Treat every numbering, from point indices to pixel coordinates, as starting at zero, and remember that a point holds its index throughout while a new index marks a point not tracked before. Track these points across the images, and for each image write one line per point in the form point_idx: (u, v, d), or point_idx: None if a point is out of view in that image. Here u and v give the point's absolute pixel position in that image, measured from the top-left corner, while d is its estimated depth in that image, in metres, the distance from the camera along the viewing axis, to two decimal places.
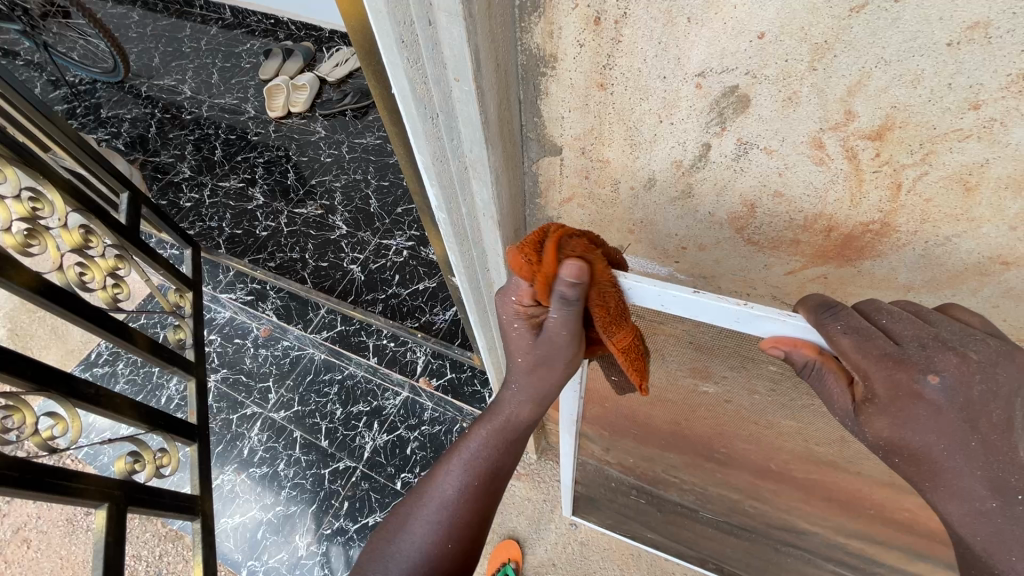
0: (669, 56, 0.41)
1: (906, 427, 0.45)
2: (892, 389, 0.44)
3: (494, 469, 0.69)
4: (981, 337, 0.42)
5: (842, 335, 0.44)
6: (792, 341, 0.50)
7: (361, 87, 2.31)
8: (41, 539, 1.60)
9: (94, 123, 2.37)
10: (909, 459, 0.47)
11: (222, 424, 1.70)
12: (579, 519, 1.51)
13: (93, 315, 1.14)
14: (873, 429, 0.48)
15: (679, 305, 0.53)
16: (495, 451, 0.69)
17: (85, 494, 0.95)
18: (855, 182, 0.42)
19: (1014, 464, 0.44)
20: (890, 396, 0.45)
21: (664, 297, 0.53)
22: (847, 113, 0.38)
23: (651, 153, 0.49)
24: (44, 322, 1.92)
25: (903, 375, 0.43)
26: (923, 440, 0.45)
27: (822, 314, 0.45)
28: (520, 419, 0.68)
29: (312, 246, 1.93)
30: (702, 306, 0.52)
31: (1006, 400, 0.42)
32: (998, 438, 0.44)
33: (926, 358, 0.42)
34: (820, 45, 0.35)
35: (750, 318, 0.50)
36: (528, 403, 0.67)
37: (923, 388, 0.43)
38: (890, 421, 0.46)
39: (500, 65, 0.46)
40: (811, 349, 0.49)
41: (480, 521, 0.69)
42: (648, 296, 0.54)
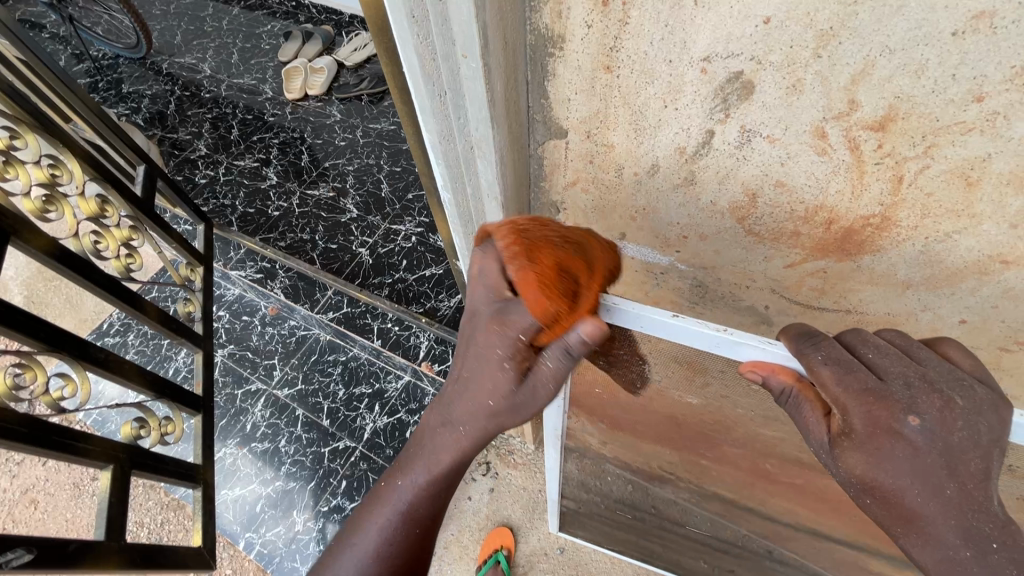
0: (675, 40, 0.41)
1: (880, 468, 0.46)
2: (870, 427, 0.45)
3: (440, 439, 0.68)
4: (967, 382, 0.44)
5: (824, 365, 0.46)
6: (770, 367, 0.49)
7: (379, 72, 2.32)
8: (48, 501, 1.64)
9: (115, 98, 2.41)
10: (882, 498, 0.48)
11: (227, 398, 1.73)
12: (566, 537, 1.50)
13: (105, 283, 1.15)
14: (847, 466, 0.48)
15: (659, 327, 0.53)
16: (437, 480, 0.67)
17: (91, 455, 0.97)
18: (856, 174, 0.42)
19: (988, 514, 0.44)
20: (868, 433, 0.46)
21: (648, 320, 0.53)
22: (851, 102, 0.38)
23: (655, 139, 0.49)
24: (59, 291, 1.96)
25: (883, 414, 0.45)
26: (897, 481, 0.46)
27: (803, 344, 0.47)
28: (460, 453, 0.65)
29: (322, 228, 1.95)
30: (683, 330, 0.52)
31: (984, 450, 0.44)
32: (975, 487, 0.44)
33: (909, 398, 0.44)
34: (826, 31, 0.35)
35: (729, 345, 0.50)
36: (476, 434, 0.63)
37: (902, 428, 0.44)
38: (865, 459, 0.47)
39: (509, 45, 0.46)
40: (788, 375, 0.49)
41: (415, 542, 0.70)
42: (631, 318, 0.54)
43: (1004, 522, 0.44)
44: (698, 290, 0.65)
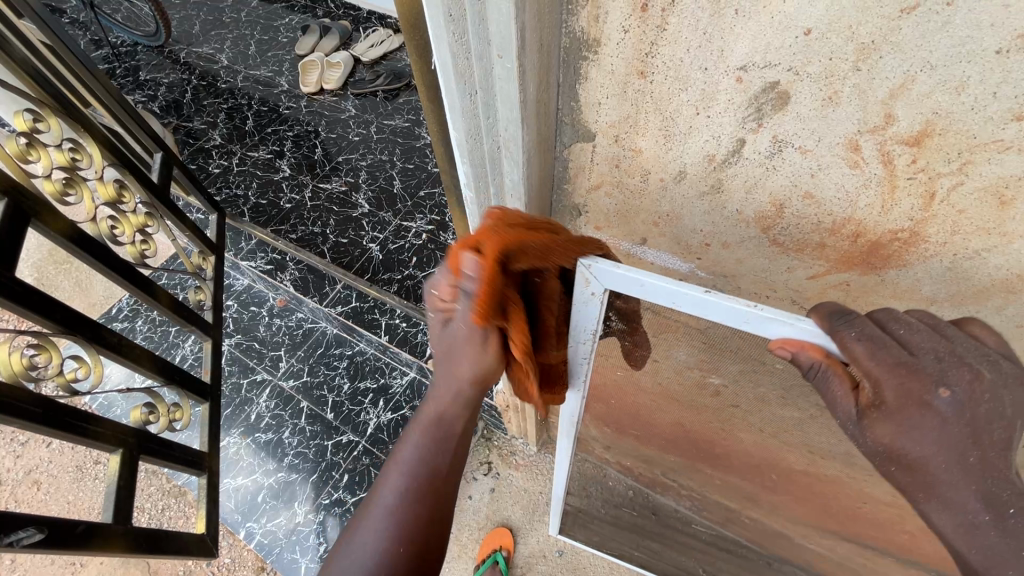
0: (712, 48, 0.41)
1: (909, 437, 0.45)
2: (901, 397, 0.44)
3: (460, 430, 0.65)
4: (995, 357, 0.44)
5: (857, 340, 0.44)
6: (799, 343, 0.50)
7: (395, 69, 2.33)
8: (50, 483, 1.65)
9: (132, 84, 2.43)
10: (907, 468, 0.46)
11: (232, 387, 1.74)
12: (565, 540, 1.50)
13: (120, 268, 1.16)
14: (874, 435, 0.46)
15: (689, 302, 0.54)
16: (430, 449, 0.64)
17: (101, 438, 0.98)
18: (887, 189, 0.42)
19: (1007, 481, 0.44)
20: (898, 403, 0.44)
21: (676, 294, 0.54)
22: (887, 116, 0.38)
23: (684, 146, 0.49)
24: (70, 274, 1.97)
25: (915, 386, 0.43)
26: (924, 450, 0.44)
27: (836, 321, 0.46)
28: (447, 416, 0.64)
29: (333, 222, 1.96)
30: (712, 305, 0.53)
31: (1008, 422, 0.43)
32: (996, 456, 0.44)
33: (941, 370, 0.43)
34: (866, 45, 0.35)
35: (759, 320, 0.51)
36: (456, 398, 0.63)
37: (934, 400, 0.43)
38: (893, 428, 0.45)
39: (544, 46, 0.47)
40: (817, 351, 0.49)
41: (427, 530, 0.62)
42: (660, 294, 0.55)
43: (1023, 491, 0.44)
44: (717, 298, 0.65)
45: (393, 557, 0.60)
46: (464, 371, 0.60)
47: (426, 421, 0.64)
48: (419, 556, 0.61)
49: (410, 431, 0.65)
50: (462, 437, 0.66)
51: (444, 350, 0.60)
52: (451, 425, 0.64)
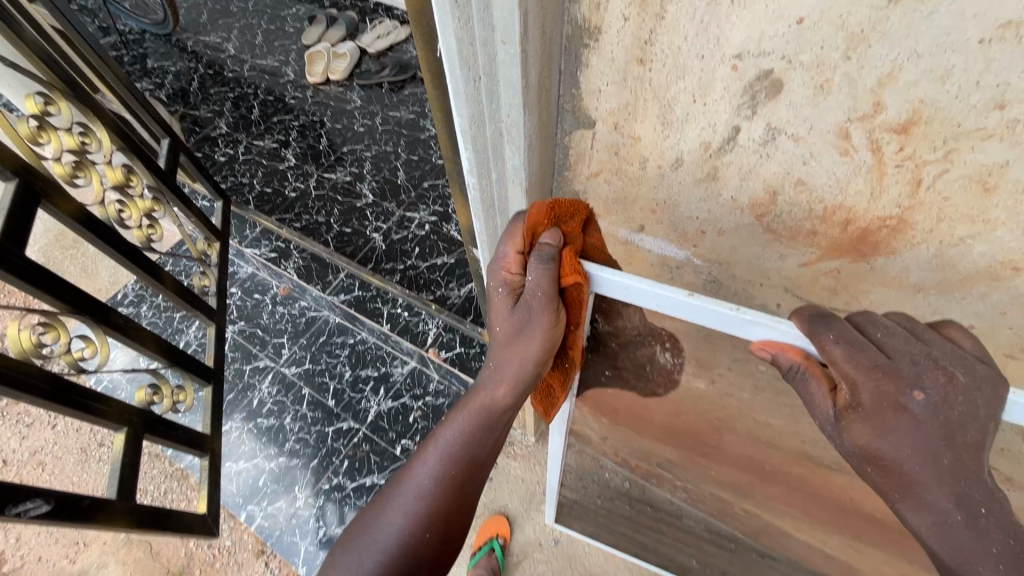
0: (709, 36, 0.42)
1: (884, 438, 0.47)
2: (878, 400, 0.46)
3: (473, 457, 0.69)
4: (970, 359, 0.44)
5: (836, 345, 0.46)
6: (780, 346, 0.51)
7: (400, 61, 2.35)
8: (55, 464, 1.68)
9: (140, 72, 2.44)
10: (882, 468, 0.48)
11: (235, 372, 1.76)
12: (561, 529, 1.52)
13: (127, 251, 1.18)
14: (851, 436, 0.48)
15: (674, 306, 0.55)
16: (472, 437, 0.69)
17: (107, 416, 1.00)
18: (876, 176, 0.44)
19: (978, 482, 0.46)
20: (874, 406, 0.46)
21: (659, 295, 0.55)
22: (876, 104, 0.39)
23: (681, 133, 0.51)
24: (76, 259, 1.99)
25: (891, 389, 0.45)
26: (898, 451, 0.46)
27: (815, 325, 0.47)
28: (496, 402, 0.68)
29: (338, 211, 1.97)
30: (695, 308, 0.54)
31: (982, 423, 0.44)
32: (969, 458, 0.45)
33: (915, 373, 0.44)
34: (856, 34, 0.37)
35: (742, 322, 0.52)
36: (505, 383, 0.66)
37: (909, 402, 0.45)
38: (869, 430, 0.47)
39: (547, 33, 0.48)
40: (796, 354, 0.51)
41: (452, 516, 0.68)
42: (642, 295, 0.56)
43: (992, 491, 0.45)
44: (712, 286, 0.66)
45: (416, 539, 0.66)
46: (526, 354, 0.63)
47: (475, 405, 0.70)
48: (439, 540, 0.67)
49: (457, 415, 0.71)
50: (505, 426, 0.71)
51: (512, 328, 0.62)
52: (496, 413, 0.69)
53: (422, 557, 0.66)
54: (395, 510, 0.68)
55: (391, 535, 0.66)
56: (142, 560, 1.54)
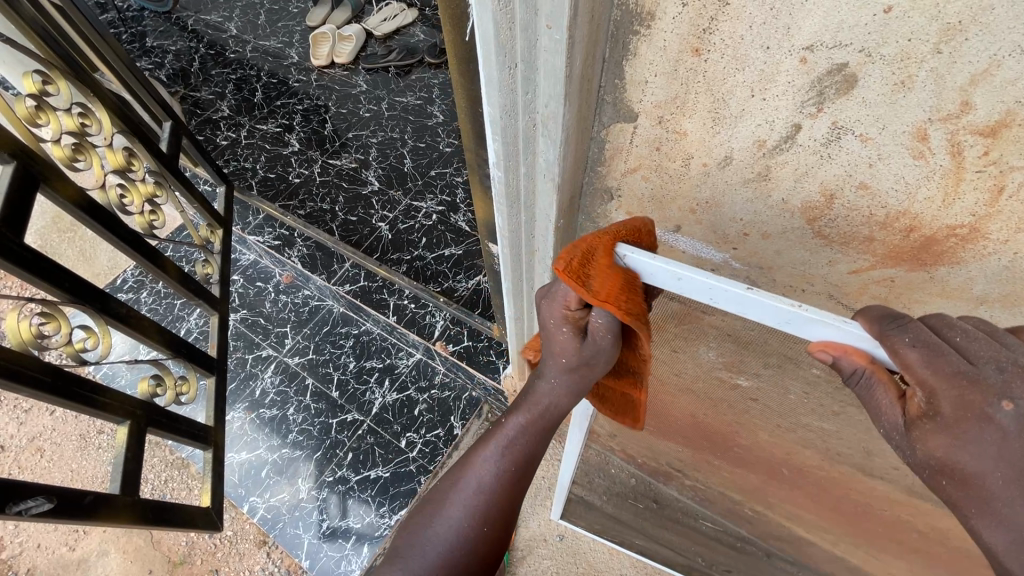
0: (778, 25, 0.39)
1: (964, 452, 0.43)
2: (959, 410, 0.42)
3: (531, 458, 0.64)
4: None
5: (910, 347, 0.42)
6: (842, 347, 0.47)
7: (408, 45, 2.29)
8: (53, 451, 1.65)
9: (139, 51, 2.37)
10: (957, 483, 0.44)
11: (237, 362, 1.73)
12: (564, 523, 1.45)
13: (130, 239, 1.15)
14: (925, 447, 0.45)
15: (729, 300, 0.50)
16: (529, 443, 0.64)
17: (108, 410, 0.97)
18: (952, 181, 0.41)
19: None
20: (954, 415, 0.42)
21: (714, 290, 0.50)
22: (964, 104, 0.36)
23: (733, 130, 0.47)
24: (74, 243, 1.95)
25: (975, 398, 0.41)
26: (980, 466, 0.42)
27: (886, 325, 0.44)
28: (557, 409, 0.63)
29: (343, 199, 1.93)
30: (753, 304, 0.49)
31: None
32: None
33: (1003, 382, 0.41)
34: (953, 25, 0.33)
35: (803, 321, 0.48)
36: (568, 396, 0.62)
37: (994, 413, 0.41)
38: (946, 441, 0.43)
39: (595, 18, 0.45)
40: (861, 357, 0.47)
41: (505, 521, 0.65)
42: (699, 289, 0.51)
43: None
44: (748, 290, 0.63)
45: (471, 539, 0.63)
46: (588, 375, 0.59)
47: (533, 410, 0.64)
48: (491, 541, 0.64)
49: (513, 418, 0.64)
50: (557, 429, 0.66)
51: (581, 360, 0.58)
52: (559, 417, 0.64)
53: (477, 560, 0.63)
54: (452, 509, 0.64)
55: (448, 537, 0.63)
56: (142, 548, 1.52)
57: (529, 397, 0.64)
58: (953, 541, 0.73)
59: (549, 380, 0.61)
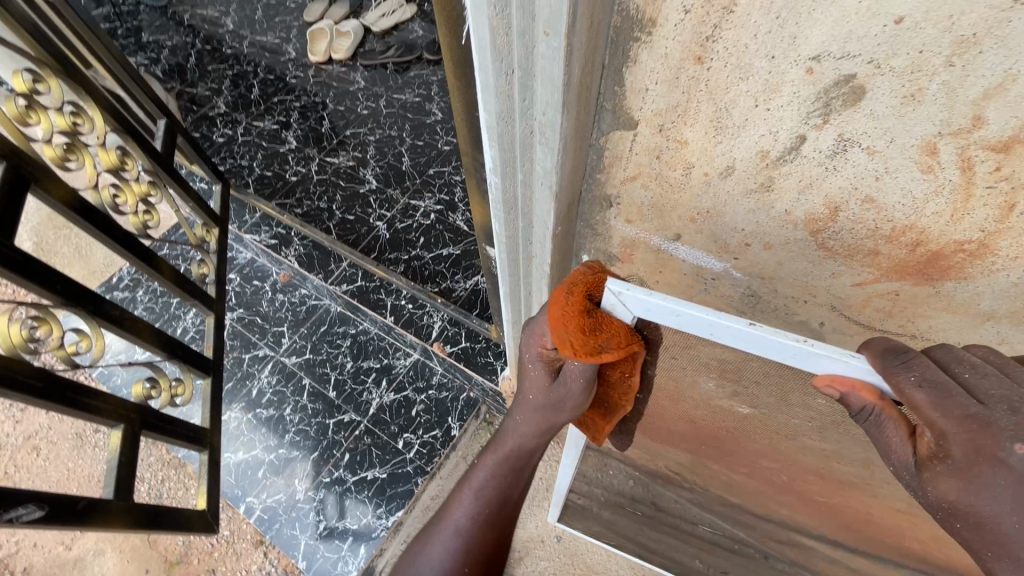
0: (784, 34, 0.37)
1: (978, 495, 0.43)
2: (971, 454, 0.42)
3: (505, 494, 0.71)
4: None
5: (918, 389, 0.43)
6: (850, 383, 0.47)
7: (406, 42, 2.27)
8: (49, 449, 1.64)
9: (134, 45, 2.35)
10: (973, 523, 0.44)
11: (233, 361, 1.72)
12: (563, 528, 1.44)
13: (124, 240, 1.13)
14: (937, 489, 0.45)
15: (728, 334, 0.50)
16: (503, 481, 0.70)
17: (103, 413, 0.96)
18: (961, 197, 0.40)
19: None
20: (967, 459, 0.42)
21: (714, 324, 0.49)
22: (976, 118, 0.35)
23: (736, 140, 0.46)
24: (69, 240, 1.93)
25: (988, 442, 0.41)
26: (995, 508, 0.42)
27: (892, 363, 0.43)
28: (524, 448, 0.69)
29: (340, 197, 1.92)
30: (756, 339, 0.48)
31: None
32: None
33: (1015, 425, 0.41)
34: (966, 38, 0.32)
35: (807, 355, 0.47)
36: (535, 438, 0.68)
37: (1007, 456, 0.41)
38: (959, 484, 0.43)
39: (594, 23, 0.43)
40: (870, 393, 0.46)
41: (488, 555, 0.70)
42: (698, 324, 0.50)
43: None
44: (749, 301, 0.61)
45: (456, 574, 0.68)
46: (555, 417, 0.66)
47: (501, 451, 0.70)
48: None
49: (486, 458, 0.71)
50: (530, 469, 0.73)
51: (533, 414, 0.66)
52: (526, 458, 0.71)
53: None
54: (438, 545, 0.70)
55: (434, 572, 0.68)
56: (139, 548, 1.52)
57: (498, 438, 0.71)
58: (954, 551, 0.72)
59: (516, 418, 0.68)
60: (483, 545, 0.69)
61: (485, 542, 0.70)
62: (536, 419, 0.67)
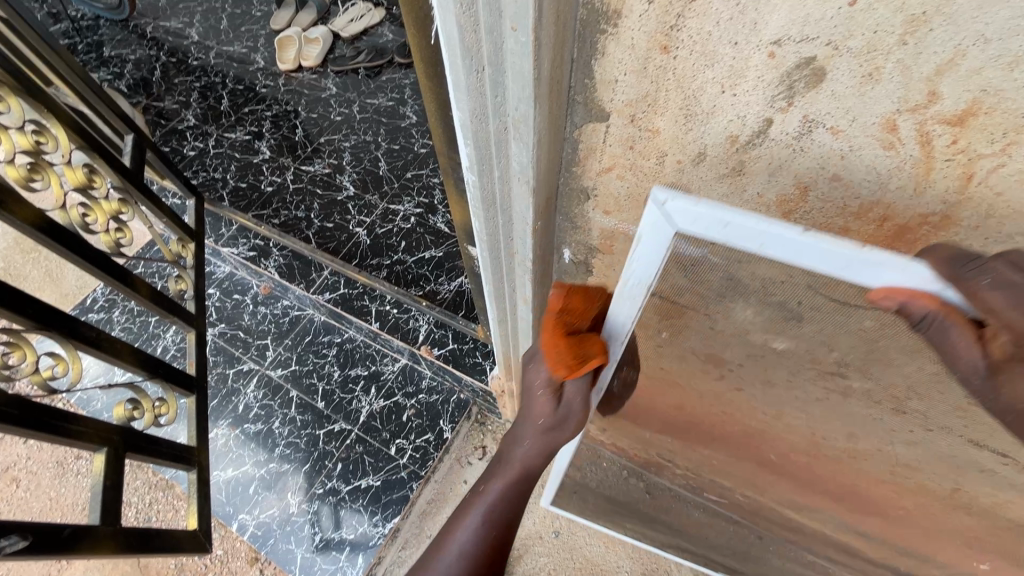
0: (745, 20, 0.38)
1: None
2: None
3: (510, 517, 0.75)
4: None
5: (993, 288, 0.39)
6: (909, 292, 0.43)
7: (376, 45, 2.26)
8: (30, 480, 1.59)
9: (96, 61, 2.30)
10: None
11: (218, 378, 1.69)
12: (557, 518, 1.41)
13: (96, 258, 1.10)
14: (1010, 387, 0.42)
15: (780, 247, 0.45)
16: (510, 503, 0.75)
17: (84, 437, 0.93)
18: (922, 170, 0.41)
19: None
20: None
21: (764, 237, 0.45)
22: (930, 94, 0.37)
23: (705, 126, 0.47)
24: (39, 264, 1.88)
25: None
26: None
27: (962, 268, 0.40)
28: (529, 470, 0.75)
29: (318, 206, 1.90)
30: (806, 250, 0.44)
31: None
32: None
33: None
34: (917, 17, 0.33)
35: (861, 264, 0.43)
36: (539, 456, 0.74)
37: None
38: None
39: (560, 20, 0.44)
40: (933, 300, 0.42)
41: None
42: (745, 237, 0.46)
43: None
44: None
45: None
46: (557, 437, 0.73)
47: (507, 473, 0.75)
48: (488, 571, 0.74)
49: (493, 483, 0.76)
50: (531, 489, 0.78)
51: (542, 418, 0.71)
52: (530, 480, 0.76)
53: None
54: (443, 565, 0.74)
55: None
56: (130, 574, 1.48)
57: (506, 463, 0.76)
58: (937, 515, 0.75)
59: (523, 444, 0.73)
60: (485, 566, 0.74)
61: (487, 563, 0.74)
62: (541, 441, 0.73)
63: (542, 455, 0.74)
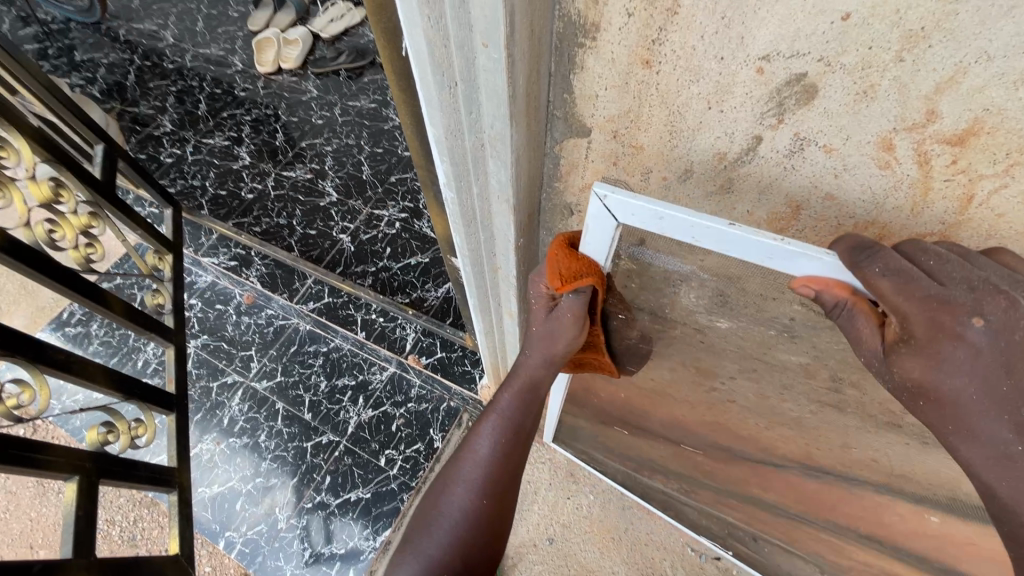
0: (732, 34, 0.36)
1: (937, 372, 0.42)
2: (931, 333, 0.41)
3: (522, 426, 0.74)
4: None
5: (882, 279, 0.39)
6: (824, 283, 0.44)
7: (357, 46, 2.21)
8: (8, 501, 1.54)
9: (67, 65, 2.22)
10: (934, 401, 0.44)
11: (201, 391, 1.64)
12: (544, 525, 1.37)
13: (64, 277, 1.05)
14: (902, 370, 0.44)
15: (711, 239, 0.47)
16: (520, 413, 0.74)
17: (54, 467, 0.90)
18: (920, 190, 0.39)
19: None
20: (928, 338, 0.41)
21: (695, 229, 0.46)
22: (930, 112, 0.34)
23: (691, 142, 0.44)
24: (12, 277, 1.81)
25: (945, 319, 0.40)
26: (954, 384, 0.42)
27: (858, 255, 0.40)
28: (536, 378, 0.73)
29: (300, 212, 1.85)
30: (734, 242, 0.45)
31: None
32: None
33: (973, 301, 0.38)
34: (915, 32, 0.31)
35: (784, 256, 0.44)
36: (545, 364, 0.72)
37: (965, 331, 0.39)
38: (922, 363, 0.42)
39: (535, 34, 0.41)
40: (843, 290, 0.44)
41: (508, 487, 0.73)
42: (679, 230, 0.47)
43: None
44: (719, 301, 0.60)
45: (476, 506, 0.71)
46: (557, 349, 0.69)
47: (516, 383, 0.74)
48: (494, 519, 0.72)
49: (502, 394, 0.75)
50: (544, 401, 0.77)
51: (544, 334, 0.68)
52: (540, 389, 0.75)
53: (487, 526, 0.71)
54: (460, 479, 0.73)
55: (459, 510, 0.71)
56: None
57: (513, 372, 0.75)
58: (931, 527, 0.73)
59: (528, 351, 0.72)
60: (503, 479, 0.73)
61: (506, 474, 0.73)
62: (543, 349, 0.70)
63: (550, 363, 0.71)
